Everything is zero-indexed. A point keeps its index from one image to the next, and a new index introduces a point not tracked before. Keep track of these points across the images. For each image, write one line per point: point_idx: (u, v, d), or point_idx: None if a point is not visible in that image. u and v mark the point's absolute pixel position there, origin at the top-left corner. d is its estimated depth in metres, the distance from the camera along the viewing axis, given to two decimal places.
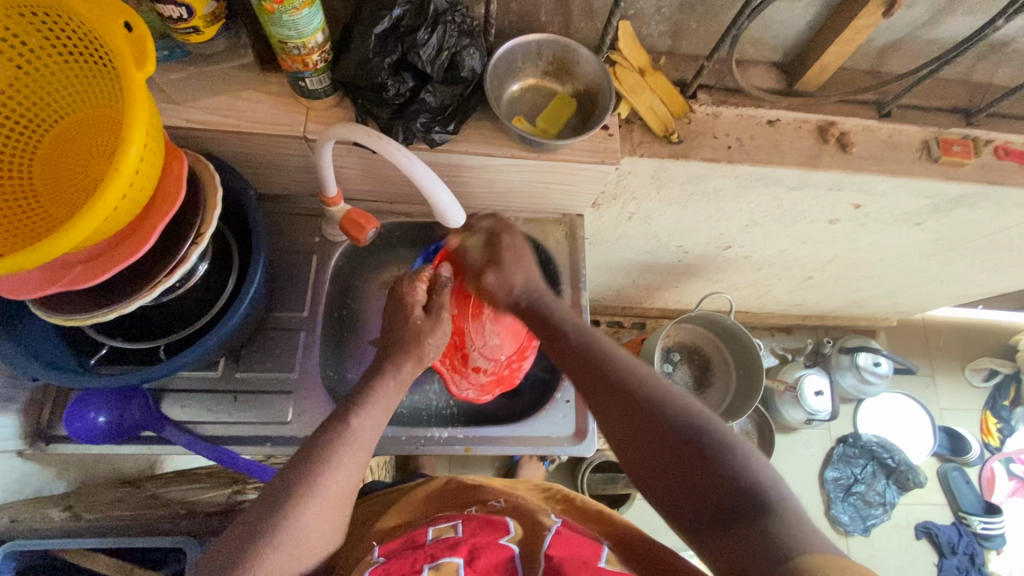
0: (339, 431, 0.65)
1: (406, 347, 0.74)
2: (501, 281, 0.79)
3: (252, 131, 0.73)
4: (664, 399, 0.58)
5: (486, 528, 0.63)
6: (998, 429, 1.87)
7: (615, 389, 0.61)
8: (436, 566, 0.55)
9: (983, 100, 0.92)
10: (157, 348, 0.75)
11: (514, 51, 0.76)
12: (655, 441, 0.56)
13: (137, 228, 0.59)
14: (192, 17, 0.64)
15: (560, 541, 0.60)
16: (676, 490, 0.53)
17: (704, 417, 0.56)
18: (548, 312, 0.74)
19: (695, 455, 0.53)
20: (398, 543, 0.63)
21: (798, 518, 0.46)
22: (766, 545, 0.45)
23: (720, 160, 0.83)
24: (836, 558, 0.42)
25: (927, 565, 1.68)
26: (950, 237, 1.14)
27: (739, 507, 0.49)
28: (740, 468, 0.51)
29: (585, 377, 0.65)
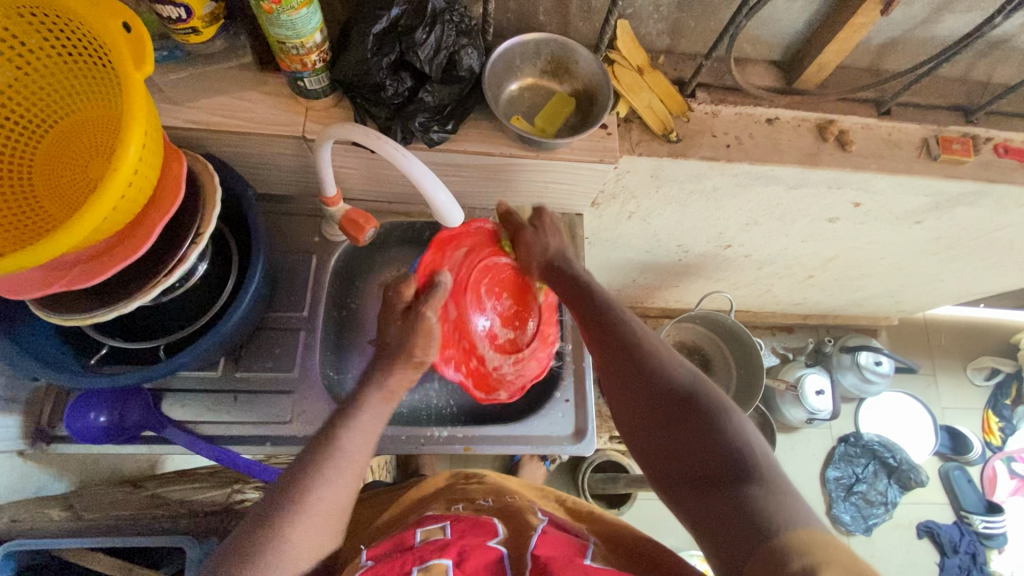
0: (327, 446, 0.64)
1: (399, 354, 0.74)
2: (536, 241, 0.83)
3: (251, 131, 0.73)
4: (670, 366, 0.62)
5: (474, 530, 0.62)
6: (1000, 428, 1.87)
7: (626, 351, 0.65)
8: (424, 567, 0.54)
9: (982, 98, 0.92)
10: (157, 347, 0.75)
11: (513, 50, 0.76)
12: (654, 402, 0.59)
13: (136, 228, 0.59)
14: (191, 17, 0.64)
15: (547, 540, 0.61)
16: (664, 449, 0.57)
17: (704, 388, 0.59)
18: (574, 279, 0.78)
19: (688, 420, 0.56)
20: (386, 546, 0.62)
21: (779, 490, 0.49)
22: (740, 509, 0.48)
23: (719, 158, 0.83)
24: (809, 535, 0.45)
25: (929, 564, 1.68)
26: (951, 235, 1.14)
27: (721, 472, 0.52)
28: (730, 436, 0.54)
29: (600, 341, 0.69)
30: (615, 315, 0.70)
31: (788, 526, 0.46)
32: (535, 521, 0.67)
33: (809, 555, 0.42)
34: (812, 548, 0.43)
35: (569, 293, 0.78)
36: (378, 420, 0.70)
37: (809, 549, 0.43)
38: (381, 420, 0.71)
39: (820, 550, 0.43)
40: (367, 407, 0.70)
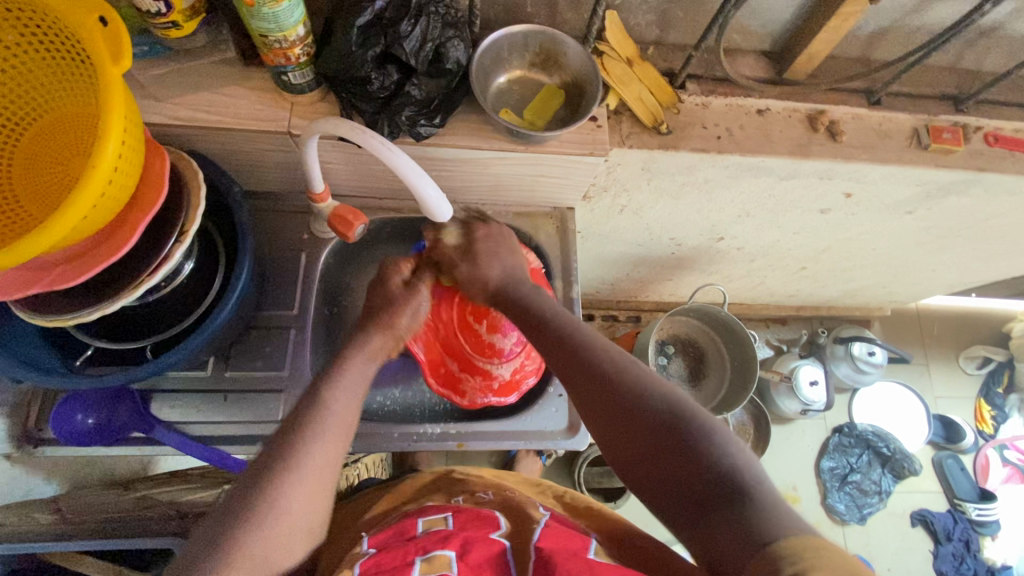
0: (313, 405, 0.64)
1: (379, 317, 0.75)
2: (474, 275, 0.76)
3: (235, 127, 0.72)
4: (645, 387, 0.58)
5: (476, 523, 0.63)
6: (992, 416, 1.88)
7: (596, 377, 0.61)
8: (427, 558, 0.54)
9: (972, 87, 0.92)
10: (144, 349, 0.74)
11: (500, 43, 0.75)
12: (635, 433, 0.56)
13: (118, 227, 0.58)
14: (171, 11, 0.63)
15: (550, 534, 0.60)
16: (655, 482, 0.54)
17: (680, 403, 0.56)
18: (526, 298, 0.72)
19: (669, 444, 0.53)
20: (388, 537, 0.62)
21: (773, 505, 0.47)
22: (738, 535, 0.46)
23: (709, 150, 0.83)
24: (811, 545, 0.42)
25: (923, 552, 1.69)
26: (941, 225, 1.14)
27: (713, 495, 0.49)
28: (718, 456, 0.51)
29: (563, 366, 0.64)
30: (578, 336, 0.66)
31: (784, 539, 0.43)
32: (536, 515, 0.66)
33: (802, 563, 0.41)
34: (804, 556, 0.41)
35: (517, 316, 0.72)
36: (362, 379, 0.70)
37: (803, 556, 0.41)
38: (366, 382, 0.70)
39: (821, 557, 0.41)
40: (351, 362, 0.70)
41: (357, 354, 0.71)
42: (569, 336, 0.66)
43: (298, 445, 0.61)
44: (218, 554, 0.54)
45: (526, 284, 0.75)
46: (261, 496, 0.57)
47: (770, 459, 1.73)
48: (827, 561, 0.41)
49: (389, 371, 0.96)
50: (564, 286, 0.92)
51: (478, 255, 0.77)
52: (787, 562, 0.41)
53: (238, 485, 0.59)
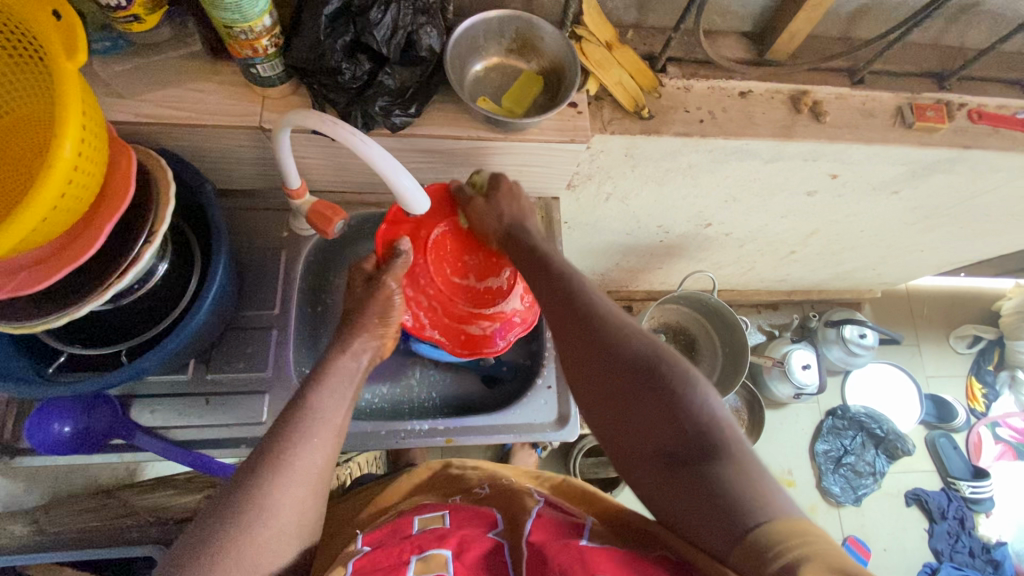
0: (298, 408, 0.64)
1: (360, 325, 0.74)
2: (489, 209, 0.79)
3: (205, 123, 0.70)
4: (631, 336, 0.61)
5: (473, 521, 0.61)
6: (983, 394, 1.89)
7: (585, 327, 0.63)
8: (423, 556, 0.53)
9: (955, 64, 0.91)
10: (119, 353, 0.72)
11: (475, 30, 0.73)
12: (615, 380, 0.59)
13: (83, 229, 0.56)
14: (130, 4, 0.61)
15: (542, 524, 0.57)
16: (630, 429, 0.57)
17: (670, 359, 0.58)
18: (534, 244, 0.75)
19: (656, 397, 0.56)
20: (383, 533, 0.60)
21: (748, 468, 0.51)
22: (713, 493, 0.50)
23: (692, 134, 0.81)
24: (790, 524, 0.46)
25: (918, 531, 1.70)
26: (928, 204, 1.14)
27: (693, 452, 0.53)
28: (694, 410, 0.55)
29: (559, 315, 0.66)
30: (569, 284, 0.68)
31: (768, 519, 0.47)
32: (530, 503, 0.64)
33: (789, 551, 0.44)
34: (793, 542, 0.44)
35: (523, 256, 0.75)
36: (349, 380, 0.70)
37: (790, 544, 0.44)
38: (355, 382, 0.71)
39: (799, 538, 0.44)
40: (337, 365, 0.70)
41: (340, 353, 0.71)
42: (560, 283, 0.68)
43: (286, 447, 0.60)
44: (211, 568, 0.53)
45: (534, 230, 0.78)
46: (248, 497, 0.57)
47: (765, 443, 1.73)
48: (805, 542, 0.44)
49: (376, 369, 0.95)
50: None
51: (500, 192, 0.79)
52: (772, 549, 0.45)
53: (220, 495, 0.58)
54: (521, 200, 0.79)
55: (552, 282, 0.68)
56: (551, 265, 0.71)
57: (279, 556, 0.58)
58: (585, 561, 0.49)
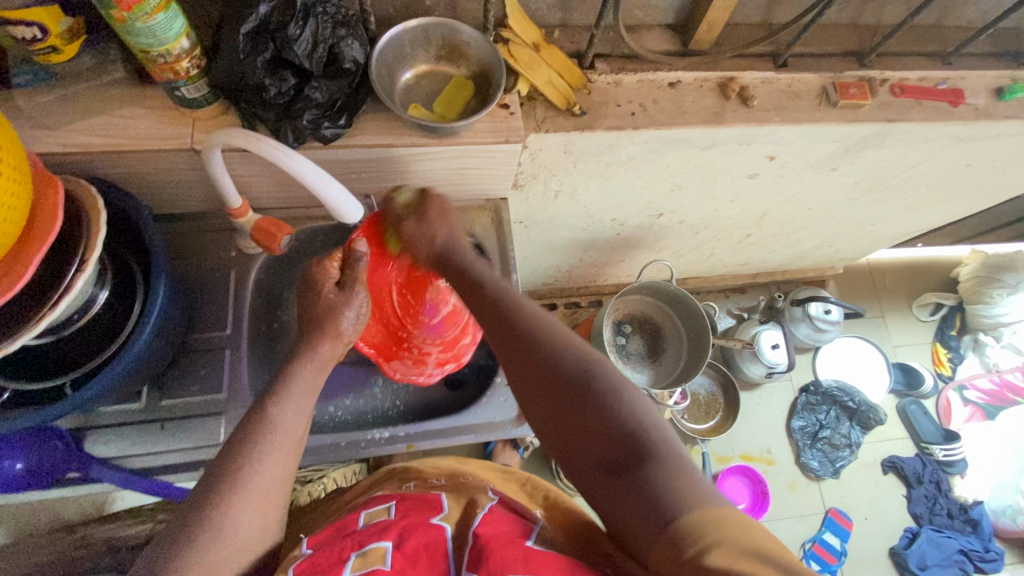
0: (259, 423, 0.63)
1: (322, 325, 0.74)
2: (422, 231, 0.74)
3: (136, 149, 0.70)
4: (562, 351, 0.58)
5: (419, 508, 0.61)
6: (949, 358, 1.95)
7: (515, 338, 0.60)
8: (362, 553, 0.53)
9: (873, 41, 0.95)
10: (63, 385, 0.71)
11: (400, 38, 0.74)
12: (549, 392, 0.57)
13: (12, 263, 0.56)
14: (48, 35, 0.61)
15: (492, 518, 0.58)
16: (568, 441, 0.56)
17: (601, 367, 0.57)
18: (468, 263, 0.71)
19: (587, 407, 0.55)
20: (328, 533, 0.60)
21: (676, 467, 0.51)
22: (644, 496, 0.50)
23: (625, 127, 0.84)
24: (712, 514, 0.48)
25: (897, 497, 1.74)
26: (868, 178, 1.17)
27: (624, 457, 0.53)
28: (626, 418, 0.54)
29: (489, 328, 0.63)
30: (495, 299, 0.64)
31: (691, 511, 0.48)
32: (484, 500, 0.64)
33: (707, 539, 0.46)
34: (708, 530, 0.47)
35: (455, 279, 0.71)
36: (308, 392, 0.69)
37: (708, 532, 0.47)
38: (313, 393, 0.70)
39: (722, 528, 0.47)
40: (299, 374, 0.69)
41: (303, 366, 0.70)
42: (492, 297, 0.65)
43: (244, 463, 0.60)
44: None
45: (469, 252, 0.73)
46: (210, 513, 0.56)
47: (743, 425, 1.76)
48: (726, 532, 0.46)
49: (337, 381, 0.95)
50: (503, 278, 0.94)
51: (429, 213, 0.75)
52: (692, 538, 0.47)
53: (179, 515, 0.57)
54: (451, 219, 0.76)
55: (479, 300, 0.65)
56: (478, 282, 0.67)
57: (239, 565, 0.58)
58: (529, 559, 0.51)
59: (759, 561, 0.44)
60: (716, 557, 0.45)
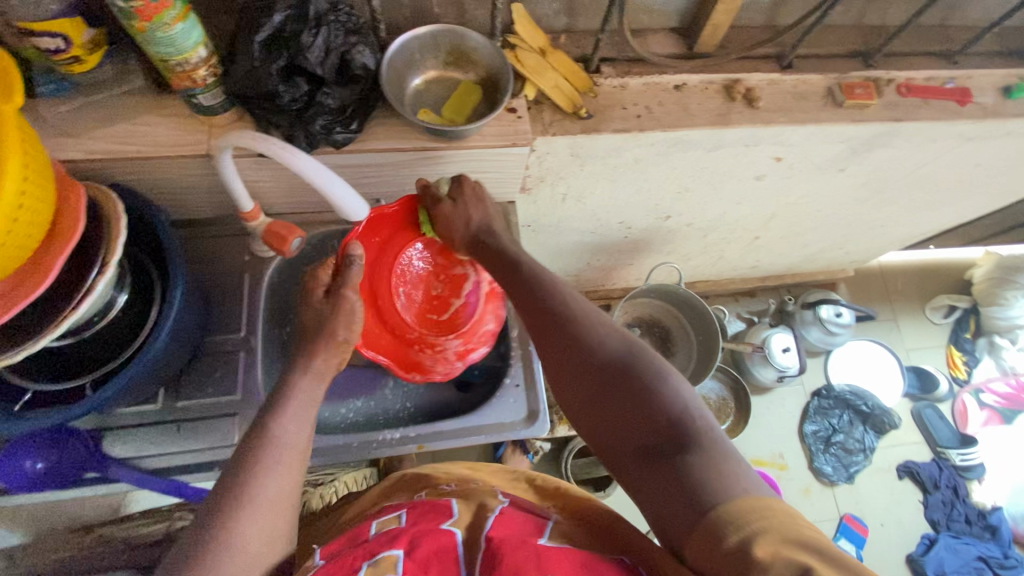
0: (265, 435, 0.62)
1: (336, 328, 0.75)
2: (457, 213, 0.80)
3: (153, 155, 0.72)
4: (609, 338, 0.63)
5: (429, 516, 0.61)
6: (964, 361, 1.92)
7: (559, 325, 0.66)
8: (374, 562, 0.52)
9: (878, 42, 0.95)
10: (85, 385, 0.73)
11: (409, 46, 0.76)
12: (593, 377, 0.61)
13: (36, 267, 0.58)
14: (70, 46, 0.63)
15: (504, 521, 0.57)
16: (611, 425, 0.59)
17: (644, 355, 0.61)
18: (506, 248, 0.77)
19: (630, 390, 0.58)
20: (340, 543, 0.60)
21: (715, 453, 0.52)
22: (680, 479, 0.51)
23: (631, 129, 0.85)
24: (753, 500, 0.48)
25: (913, 503, 1.72)
26: (877, 179, 1.17)
27: (665, 443, 0.55)
28: (667, 402, 0.57)
29: (532, 314, 0.68)
30: (548, 287, 0.69)
31: (730, 498, 0.48)
32: (494, 503, 0.64)
33: (750, 526, 0.46)
34: (751, 518, 0.46)
35: (491, 260, 0.77)
36: (311, 397, 0.69)
37: (750, 518, 0.46)
38: (315, 401, 0.69)
39: (764, 513, 0.46)
40: (297, 385, 0.69)
41: (301, 376, 0.70)
42: (536, 282, 0.70)
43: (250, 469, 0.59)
44: None
45: (505, 238, 0.79)
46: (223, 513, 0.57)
47: (754, 429, 1.75)
48: (770, 518, 0.46)
49: (349, 384, 0.96)
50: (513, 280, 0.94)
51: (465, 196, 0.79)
52: (732, 522, 0.46)
53: (193, 525, 0.56)
54: (486, 202, 0.81)
55: (532, 287, 0.70)
56: (532, 271, 0.72)
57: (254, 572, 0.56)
58: (541, 559, 0.50)
59: (799, 547, 0.44)
60: (760, 547, 0.44)
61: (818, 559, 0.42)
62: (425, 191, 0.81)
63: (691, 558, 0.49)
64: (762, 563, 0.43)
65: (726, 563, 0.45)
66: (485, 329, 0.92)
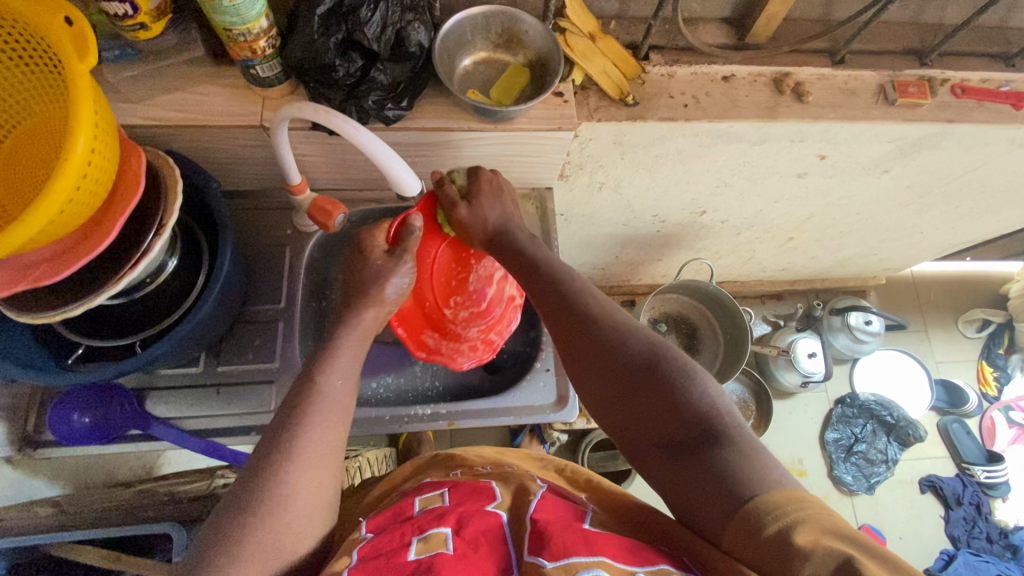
0: (318, 393, 0.64)
1: (379, 293, 0.75)
2: (475, 214, 0.78)
3: (209, 124, 0.74)
4: (631, 335, 0.62)
5: (473, 495, 0.61)
6: (995, 377, 1.87)
7: (580, 323, 0.64)
8: (423, 537, 0.54)
9: (934, 40, 0.93)
10: (133, 344, 0.76)
11: (462, 26, 0.77)
12: (617, 374, 0.60)
13: (98, 225, 0.60)
14: (137, 13, 0.65)
15: (546, 505, 0.58)
16: (637, 422, 0.58)
17: (669, 352, 0.60)
18: (523, 246, 0.76)
19: (657, 388, 0.57)
20: (385, 517, 0.61)
21: (747, 449, 0.52)
22: (714, 474, 0.51)
23: (677, 118, 0.84)
24: (791, 492, 0.47)
25: (934, 518, 1.68)
26: (921, 182, 1.15)
27: (695, 440, 0.54)
28: (695, 397, 0.56)
29: (551, 313, 0.67)
30: (567, 285, 0.68)
31: (765, 489, 0.48)
32: (534, 486, 0.64)
33: (791, 517, 0.45)
34: (789, 508, 0.46)
35: (507, 258, 0.76)
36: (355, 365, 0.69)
37: (790, 509, 0.46)
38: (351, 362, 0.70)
39: (804, 504, 0.46)
40: (344, 341, 0.71)
41: (339, 334, 0.71)
42: (554, 283, 0.69)
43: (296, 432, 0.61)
44: (226, 547, 0.53)
45: (520, 237, 0.78)
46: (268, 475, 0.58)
47: (775, 434, 1.73)
48: (810, 509, 0.46)
49: (381, 361, 0.98)
50: None
51: (481, 194, 0.79)
52: (770, 514, 0.46)
53: (239, 479, 0.58)
54: (503, 196, 0.80)
55: (550, 286, 0.69)
56: (549, 267, 0.71)
57: (297, 534, 0.58)
58: (590, 541, 0.50)
59: (841, 538, 0.43)
60: (800, 535, 0.44)
61: (859, 548, 0.43)
62: (441, 192, 0.80)
63: (728, 549, 0.49)
64: (806, 552, 0.43)
65: (769, 553, 0.45)
66: (512, 308, 0.92)
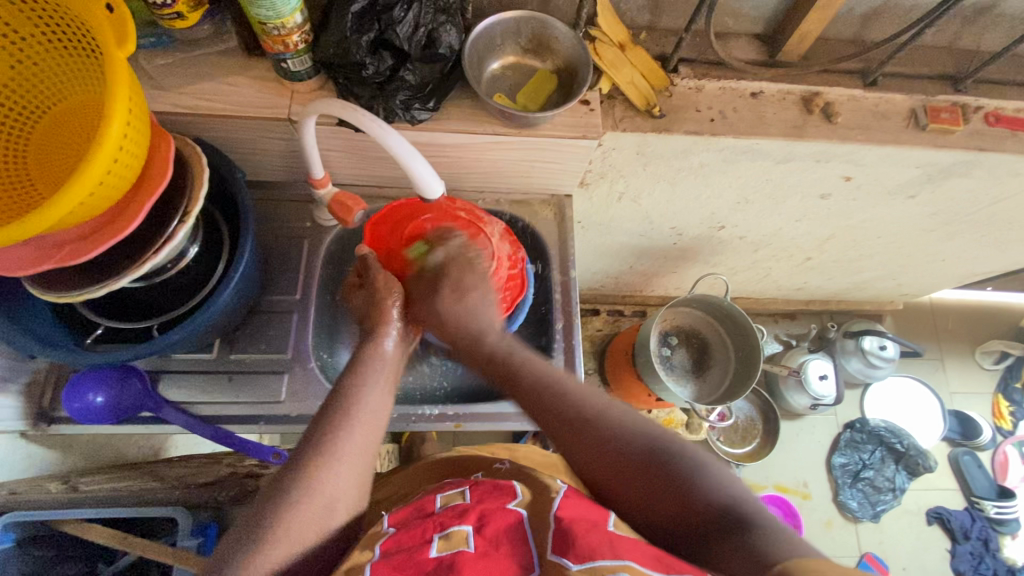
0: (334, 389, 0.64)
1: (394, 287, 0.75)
2: (434, 311, 0.71)
3: (237, 114, 0.75)
4: (628, 432, 0.59)
5: (494, 493, 0.61)
6: (1011, 412, 1.84)
7: (574, 423, 0.61)
8: (445, 535, 0.55)
9: (970, 66, 0.91)
10: (150, 328, 0.78)
11: (492, 30, 0.77)
12: (627, 472, 0.57)
13: (125, 209, 0.61)
14: (175, 2, 0.65)
15: (571, 502, 0.56)
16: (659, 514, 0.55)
17: (671, 445, 0.57)
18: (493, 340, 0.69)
19: (670, 483, 0.55)
20: (408, 511, 0.62)
21: (770, 524, 0.49)
22: (744, 554, 0.47)
23: (703, 132, 0.84)
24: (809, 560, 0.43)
25: (939, 551, 1.65)
26: (947, 210, 1.13)
27: (721, 527, 0.51)
28: (708, 487, 0.53)
29: (541, 412, 0.63)
30: (552, 381, 0.65)
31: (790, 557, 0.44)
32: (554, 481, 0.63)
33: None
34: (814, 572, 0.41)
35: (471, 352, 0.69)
36: (382, 367, 0.68)
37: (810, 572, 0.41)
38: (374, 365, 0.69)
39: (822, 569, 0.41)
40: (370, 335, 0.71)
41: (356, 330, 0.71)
42: (536, 380, 0.65)
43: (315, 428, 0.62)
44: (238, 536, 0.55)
45: (485, 328, 0.70)
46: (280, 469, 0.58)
47: (780, 454, 1.70)
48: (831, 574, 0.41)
49: None
50: (560, 274, 0.95)
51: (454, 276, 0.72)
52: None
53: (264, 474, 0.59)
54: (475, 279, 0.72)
55: (535, 381, 0.65)
56: (528, 359, 0.67)
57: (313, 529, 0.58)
58: (614, 541, 0.49)
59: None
60: None
61: None
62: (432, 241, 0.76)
63: None
64: None
65: None
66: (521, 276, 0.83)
